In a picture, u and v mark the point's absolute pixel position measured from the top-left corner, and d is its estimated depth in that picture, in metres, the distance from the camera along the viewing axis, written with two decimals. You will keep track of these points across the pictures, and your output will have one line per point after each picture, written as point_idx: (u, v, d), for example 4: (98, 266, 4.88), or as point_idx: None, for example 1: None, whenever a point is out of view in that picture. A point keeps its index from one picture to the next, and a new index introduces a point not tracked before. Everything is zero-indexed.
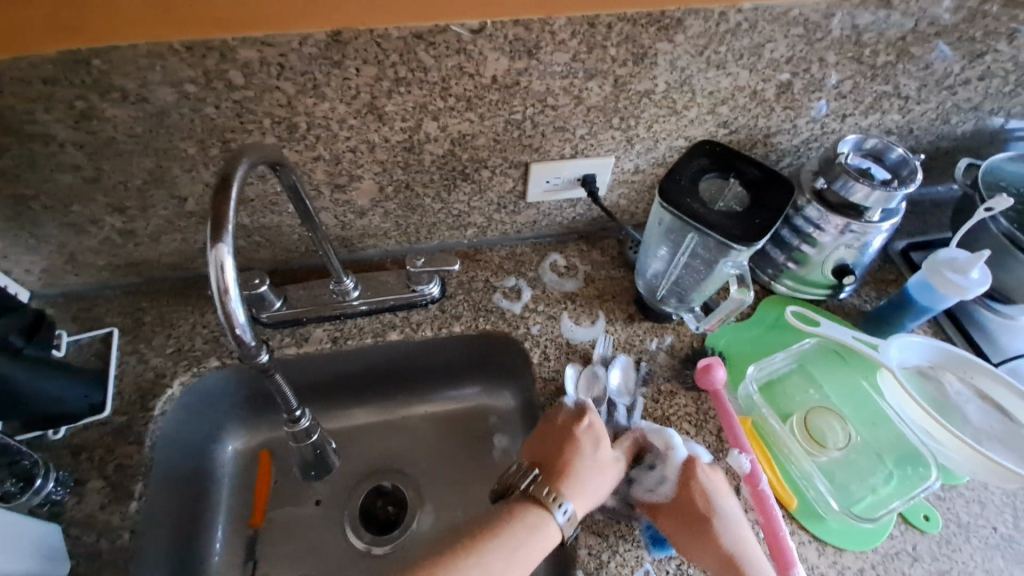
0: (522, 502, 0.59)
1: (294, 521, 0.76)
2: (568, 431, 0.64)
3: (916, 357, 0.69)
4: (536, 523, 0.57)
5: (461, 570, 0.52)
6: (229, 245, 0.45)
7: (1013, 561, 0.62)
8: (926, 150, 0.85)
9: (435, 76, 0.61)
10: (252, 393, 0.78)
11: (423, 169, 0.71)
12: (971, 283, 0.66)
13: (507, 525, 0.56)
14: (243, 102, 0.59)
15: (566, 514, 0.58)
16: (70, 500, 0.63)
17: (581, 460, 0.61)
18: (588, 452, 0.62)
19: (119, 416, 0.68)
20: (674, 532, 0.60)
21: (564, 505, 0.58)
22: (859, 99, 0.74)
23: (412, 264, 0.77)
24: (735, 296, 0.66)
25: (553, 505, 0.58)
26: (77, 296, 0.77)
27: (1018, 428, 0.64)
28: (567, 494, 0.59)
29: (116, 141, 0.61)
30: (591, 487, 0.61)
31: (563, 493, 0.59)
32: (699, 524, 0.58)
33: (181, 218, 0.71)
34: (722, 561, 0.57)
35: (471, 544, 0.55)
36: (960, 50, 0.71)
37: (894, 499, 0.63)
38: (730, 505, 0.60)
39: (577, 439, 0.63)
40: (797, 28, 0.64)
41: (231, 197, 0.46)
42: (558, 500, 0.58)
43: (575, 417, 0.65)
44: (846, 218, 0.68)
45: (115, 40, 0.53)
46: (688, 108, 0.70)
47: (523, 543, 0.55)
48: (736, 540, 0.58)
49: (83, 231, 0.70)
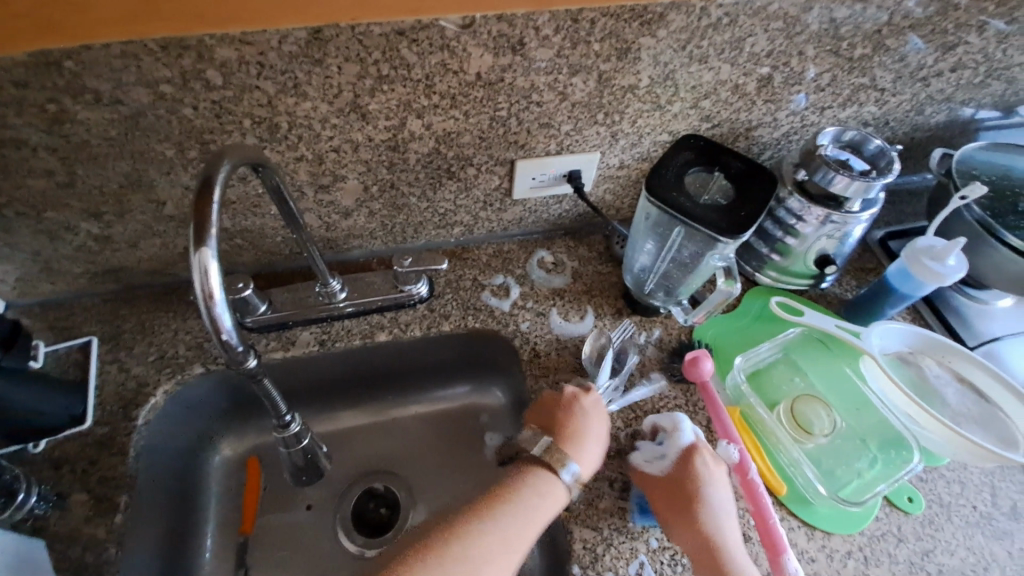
0: (533, 466, 0.61)
1: (285, 527, 0.75)
2: (575, 401, 0.66)
3: (896, 343, 0.71)
4: (544, 485, 0.59)
5: (478, 529, 0.54)
6: (214, 248, 0.44)
7: (992, 537, 0.65)
8: (901, 141, 0.87)
9: (419, 73, 0.60)
10: (238, 399, 0.77)
11: (408, 167, 0.71)
12: (949, 270, 0.68)
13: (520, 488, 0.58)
14: (222, 103, 0.58)
15: (571, 476, 0.61)
16: (54, 514, 0.61)
17: (583, 429, 0.64)
18: (589, 423, 0.65)
19: (101, 427, 0.67)
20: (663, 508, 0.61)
21: (570, 467, 0.61)
22: (837, 92, 0.75)
23: (399, 264, 0.76)
24: (724, 287, 0.68)
25: (560, 467, 0.60)
26: (54, 305, 0.75)
27: (994, 409, 0.66)
28: (572, 458, 0.61)
29: (90, 145, 0.59)
30: (591, 454, 0.63)
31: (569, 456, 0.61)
32: (685, 505, 0.60)
33: (160, 223, 0.69)
34: (697, 544, 0.58)
35: (486, 507, 0.56)
36: (933, 42, 0.72)
37: (879, 482, 0.64)
38: (722, 494, 0.61)
39: (583, 411, 0.66)
40: (776, 22, 0.64)
41: (214, 199, 0.45)
42: (563, 463, 0.60)
43: (581, 391, 0.68)
44: (827, 209, 0.69)
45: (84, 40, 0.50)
46: (671, 102, 0.71)
47: (534, 503, 0.57)
48: (717, 529, 0.59)
49: (58, 238, 0.68)
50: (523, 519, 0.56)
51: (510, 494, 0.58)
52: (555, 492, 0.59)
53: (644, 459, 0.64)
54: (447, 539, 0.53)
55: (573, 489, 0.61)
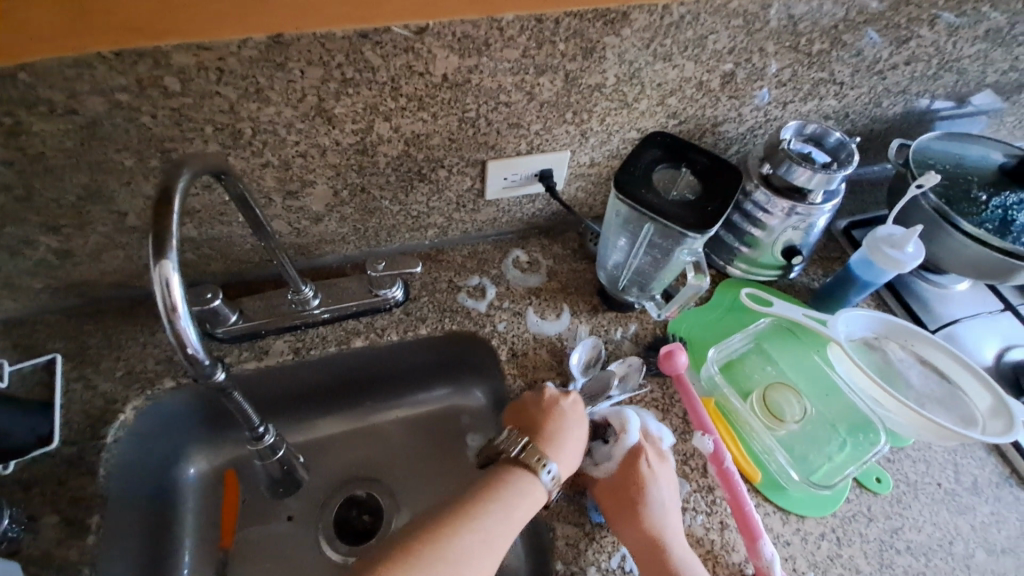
0: (510, 467, 0.59)
1: (265, 539, 0.74)
2: (555, 403, 0.65)
3: (861, 329, 0.73)
4: (525, 486, 0.58)
5: (455, 536, 0.52)
6: (175, 259, 0.43)
7: (956, 512, 0.67)
8: (861, 132, 0.90)
9: (384, 76, 0.59)
10: (213, 412, 0.75)
11: (379, 170, 0.70)
12: (907, 257, 0.70)
13: (500, 491, 0.57)
14: (182, 110, 0.56)
15: (550, 476, 0.60)
16: (23, 538, 0.60)
17: (565, 429, 0.63)
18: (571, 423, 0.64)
19: (69, 446, 0.65)
20: (612, 510, 0.61)
21: (548, 468, 0.59)
22: (798, 87, 0.77)
23: (372, 268, 0.76)
24: (693, 283, 0.69)
25: (538, 467, 0.59)
26: (13, 322, 0.73)
27: (954, 388, 0.69)
28: (551, 457, 0.60)
29: (46, 157, 0.57)
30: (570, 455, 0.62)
31: (547, 456, 0.60)
32: (629, 505, 0.60)
33: (123, 234, 0.67)
34: (643, 545, 0.58)
35: (464, 512, 0.55)
36: (887, 36, 0.75)
37: (848, 465, 0.67)
38: (666, 491, 0.61)
39: (564, 412, 0.64)
40: (736, 20, 0.66)
41: (174, 210, 0.45)
42: (543, 462, 0.59)
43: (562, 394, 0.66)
44: (792, 201, 0.71)
45: (29, 54, 0.49)
46: (639, 100, 0.71)
47: (513, 506, 0.56)
48: (663, 529, 0.59)
49: (14, 254, 0.66)
50: (505, 522, 0.55)
51: (490, 493, 0.56)
52: (534, 491, 0.58)
53: (592, 464, 0.65)
54: (430, 541, 0.51)
55: (552, 489, 0.60)
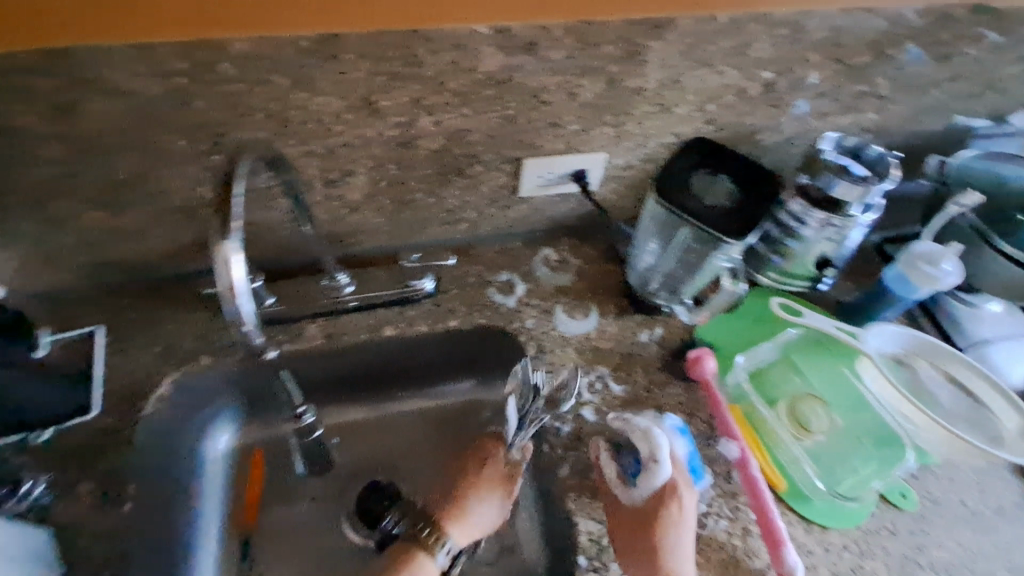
0: (406, 545, 0.64)
1: (286, 521, 0.78)
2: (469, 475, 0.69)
3: (892, 345, 0.72)
4: (422, 565, 0.62)
5: None
6: (235, 241, 0.44)
7: (982, 533, 0.67)
8: (899, 147, 0.89)
9: (431, 71, 0.60)
10: (244, 393, 0.78)
11: (418, 164, 0.71)
12: (944, 275, 0.71)
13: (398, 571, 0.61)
14: (235, 96, 0.58)
15: (447, 554, 0.64)
16: (60, 504, 0.61)
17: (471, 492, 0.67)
18: (482, 483, 0.68)
19: (107, 417, 0.67)
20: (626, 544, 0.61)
21: (445, 547, 0.64)
22: (838, 99, 0.77)
23: (407, 259, 0.83)
24: (728, 288, 0.76)
25: (435, 546, 0.63)
26: (55, 295, 0.74)
27: (983, 409, 0.68)
28: (452, 536, 0.64)
29: (102, 136, 0.59)
30: (487, 510, 0.67)
31: (448, 534, 0.64)
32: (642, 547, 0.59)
33: (167, 214, 0.69)
34: None
35: None
36: (932, 52, 0.74)
37: (874, 479, 0.67)
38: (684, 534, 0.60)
39: (477, 483, 0.68)
40: (782, 29, 0.66)
41: (237, 194, 0.46)
42: (440, 542, 0.64)
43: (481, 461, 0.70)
44: (828, 213, 0.71)
45: (96, 35, 0.51)
46: (678, 105, 0.72)
47: None
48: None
49: (62, 229, 0.67)
50: None
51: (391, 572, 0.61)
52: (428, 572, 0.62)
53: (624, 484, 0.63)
54: None
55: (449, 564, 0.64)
